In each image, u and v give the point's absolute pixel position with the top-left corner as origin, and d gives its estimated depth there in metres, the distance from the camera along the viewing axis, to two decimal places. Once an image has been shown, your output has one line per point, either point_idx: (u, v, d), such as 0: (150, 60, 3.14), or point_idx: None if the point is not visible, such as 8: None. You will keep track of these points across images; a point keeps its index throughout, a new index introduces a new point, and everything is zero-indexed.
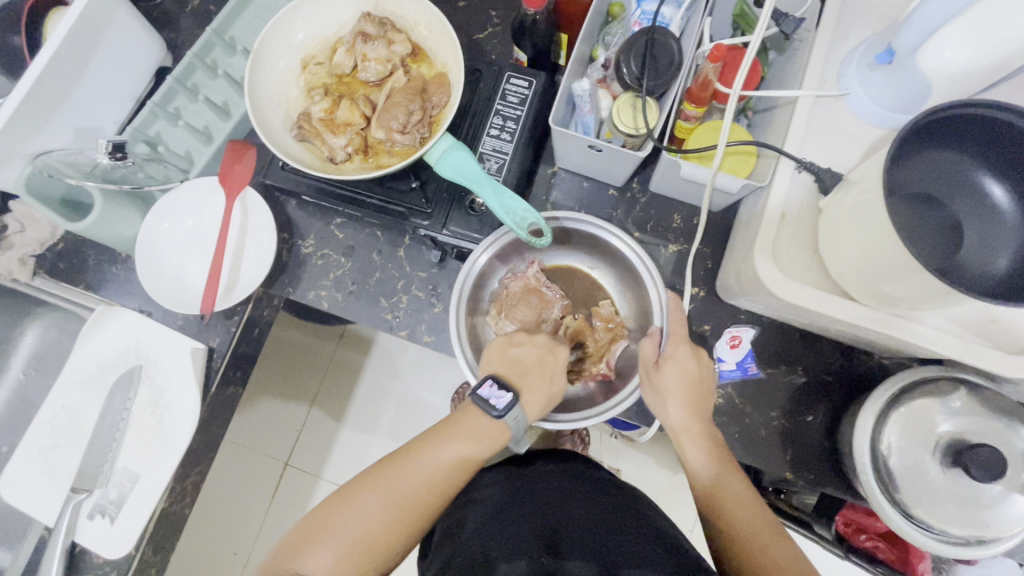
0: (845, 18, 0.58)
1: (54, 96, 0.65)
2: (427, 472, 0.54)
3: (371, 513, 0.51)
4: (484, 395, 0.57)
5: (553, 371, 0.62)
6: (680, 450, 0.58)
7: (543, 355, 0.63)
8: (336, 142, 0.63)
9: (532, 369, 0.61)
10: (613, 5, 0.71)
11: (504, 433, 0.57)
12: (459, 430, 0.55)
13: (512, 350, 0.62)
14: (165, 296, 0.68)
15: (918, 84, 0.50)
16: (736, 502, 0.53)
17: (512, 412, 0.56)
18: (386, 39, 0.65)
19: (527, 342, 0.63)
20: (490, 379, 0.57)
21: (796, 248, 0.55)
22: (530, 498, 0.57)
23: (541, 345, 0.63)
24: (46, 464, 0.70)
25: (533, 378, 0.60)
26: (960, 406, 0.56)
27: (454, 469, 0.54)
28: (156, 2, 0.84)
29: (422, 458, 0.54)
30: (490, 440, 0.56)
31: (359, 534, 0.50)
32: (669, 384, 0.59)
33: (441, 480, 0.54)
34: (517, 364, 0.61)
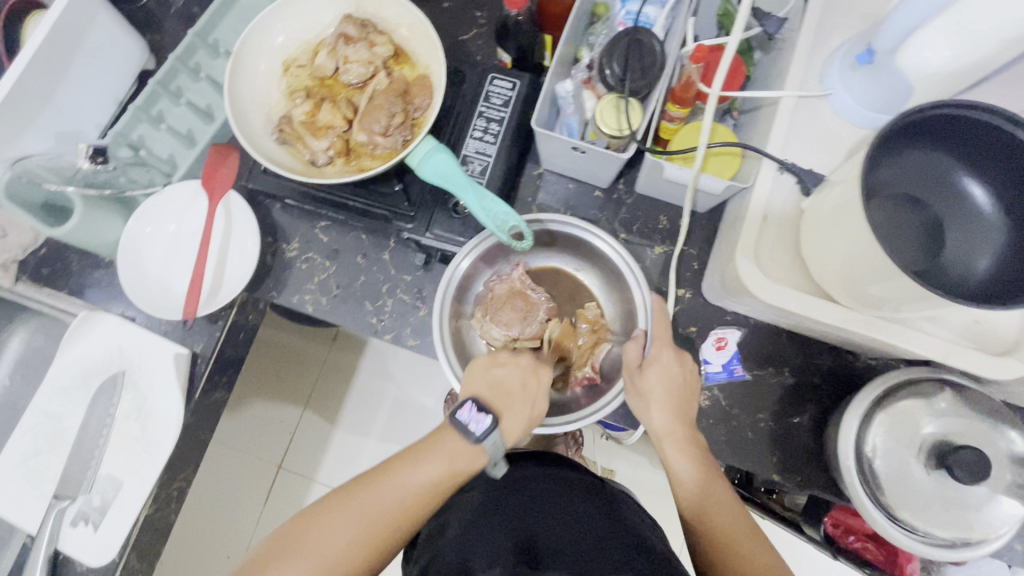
0: (829, 17, 0.57)
1: (33, 100, 0.65)
2: (407, 490, 0.54)
3: (350, 529, 0.50)
4: (465, 418, 0.57)
5: (535, 394, 0.61)
6: (662, 453, 0.58)
7: (525, 377, 0.62)
8: (318, 145, 0.63)
9: (513, 392, 0.60)
10: (598, 6, 0.70)
11: (482, 456, 0.57)
12: (441, 449, 0.56)
13: (495, 371, 0.61)
14: (148, 302, 0.68)
15: (901, 85, 0.49)
16: (715, 506, 0.53)
17: (490, 437, 0.57)
18: (367, 41, 0.64)
19: (510, 363, 0.63)
20: (470, 401, 0.57)
21: (779, 251, 0.55)
22: (511, 505, 0.57)
23: (524, 366, 0.63)
24: (29, 471, 0.69)
25: (514, 403, 0.60)
26: (945, 407, 0.56)
27: (434, 488, 0.54)
28: (139, 4, 0.83)
29: (404, 476, 0.54)
30: (468, 461, 0.56)
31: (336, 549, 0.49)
32: (652, 387, 0.58)
33: (421, 498, 0.54)
34: (499, 388, 0.60)
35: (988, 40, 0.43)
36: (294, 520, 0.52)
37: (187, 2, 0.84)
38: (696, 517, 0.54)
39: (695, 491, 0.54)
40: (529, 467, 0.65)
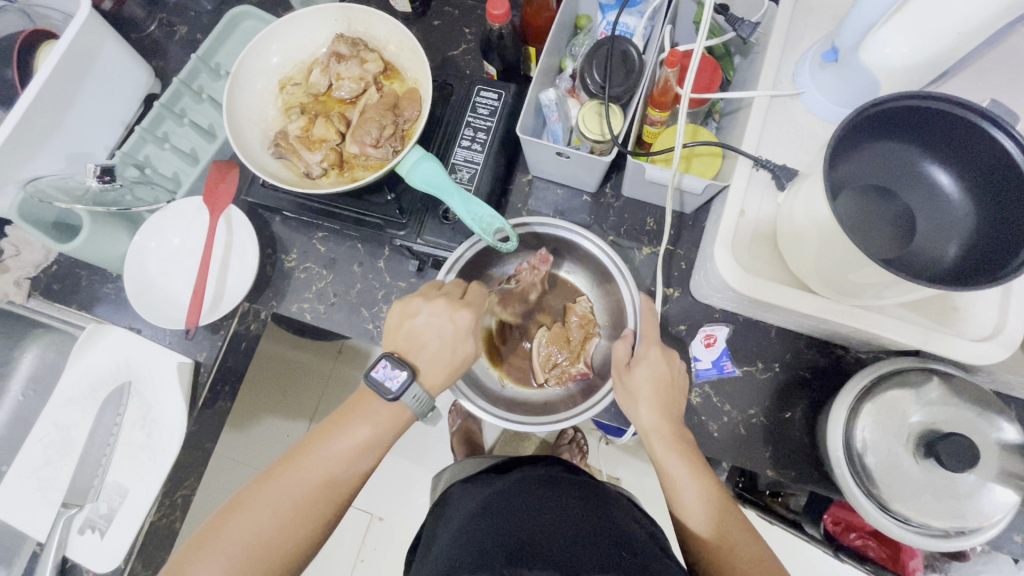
0: (798, 20, 0.59)
1: (45, 124, 0.68)
2: (327, 467, 0.56)
3: (270, 515, 0.52)
4: (379, 377, 0.58)
5: (454, 344, 0.60)
6: (648, 445, 0.59)
7: (443, 329, 0.60)
8: (311, 158, 0.65)
9: (428, 344, 0.60)
10: (579, 18, 0.73)
11: (403, 411, 0.59)
12: (356, 420, 0.57)
13: (411, 324, 0.60)
14: (152, 312, 0.70)
15: (866, 80, 0.51)
16: (697, 495, 0.54)
17: (407, 391, 0.58)
18: (359, 58, 0.68)
19: (427, 311, 0.60)
20: (384, 359, 0.58)
21: (760, 248, 0.56)
22: (505, 508, 0.59)
23: (440, 310, 0.60)
24: (40, 480, 0.71)
25: (432, 357, 0.60)
26: (934, 397, 0.56)
27: (354, 458, 0.56)
28: (146, 33, 0.88)
29: (317, 458, 0.56)
30: (388, 424, 0.58)
31: (259, 536, 0.51)
32: (638, 382, 0.59)
33: (342, 472, 0.56)
34: (413, 340, 0.60)
35: (943, 35, 0.44)
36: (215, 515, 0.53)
37: (191, 28, 0.88)
38: (679, 508, 0.55)
39: (680, 484, 0.55)
40: (520, 472, 0.67)
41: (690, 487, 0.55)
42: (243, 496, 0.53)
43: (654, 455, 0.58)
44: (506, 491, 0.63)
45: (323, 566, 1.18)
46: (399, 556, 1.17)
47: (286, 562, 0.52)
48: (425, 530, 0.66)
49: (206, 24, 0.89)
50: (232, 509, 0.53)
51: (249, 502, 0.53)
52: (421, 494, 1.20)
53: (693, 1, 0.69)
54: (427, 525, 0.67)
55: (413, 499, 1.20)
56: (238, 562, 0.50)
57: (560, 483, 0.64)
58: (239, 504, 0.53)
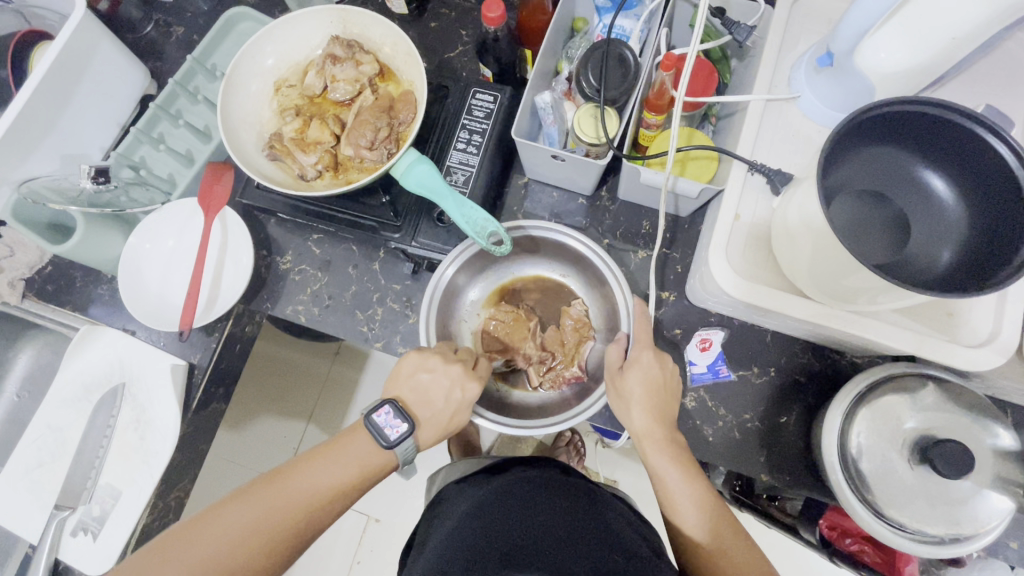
0: (794, 24, 0.59)
1: (39, 125, 0.68)
2: (303, 496, 0.54)
3: (233, 535, 0.50)
4: (380, 422, 0.58)
5: (456, 408, 0.60)
6: (641, 450, 0.59)
7: (450, 389, 0.60)
8: (306, 160, 0.65)
9: (431, 400, 0.60)
10: (577, 20, 0.73)
11: (390, 462, 0.59)
12: (342, 456, 0.57)
13: (419, 376, 0.60)
14: (146, 314, 0.70)
15: (861, 85, 0.51)
16: (690, 500, 0.54)
17: (403, 444, 0.58)
18: (354, 60, 0.68)
19: (437, 370, 0.60)
20: (387, 406, 0.58)
21: (755, 251, 0.56)
22: (496, 509, 0.59)
23: (453, 376, 0.60)
24: (32, 482, 0.71)
25: (433, 414, 0.60)
26: (928, 402, 0.56)
27: (331, 494, 0.55)
28: (142, 34, 0.88)
29: (291, 487, 0.54)
30: (372, 466, 0.57)
31: (215, 559, 0.49)
32: (631, 387, 0.59)
33: (312, 508, 0.54)
34: (418, 392, 0.60)
35: (938, 40, 0.44)
36: (172, 529, 0.50)
37: (187, 29, 0.88)
38: (673, 512, 0.55)
39: (673, 488, 0.55)
40: (513, 473, 0.67)
41: (683, 491, 0.55)
42: (203, 515, 0.51)
43: (647, 460, 0.58)
44: (498, 492, 0.63)
45: (319, 567, 1.18)
46: (395, 557, 1.17)
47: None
48: (418, 531, 0.66)
49: (203, 25, 0.88)
50: (194, 524, 0.50)
51: (215, 518, 0.51)
52: (417, 496, 1.20)
53: (689, 4, 0.68)
54: (419, 526, 0.67)
55: (410, 501, 1.20)
56: None
57: (553, 485, 0.64)
58: (199, 522, 0.51)
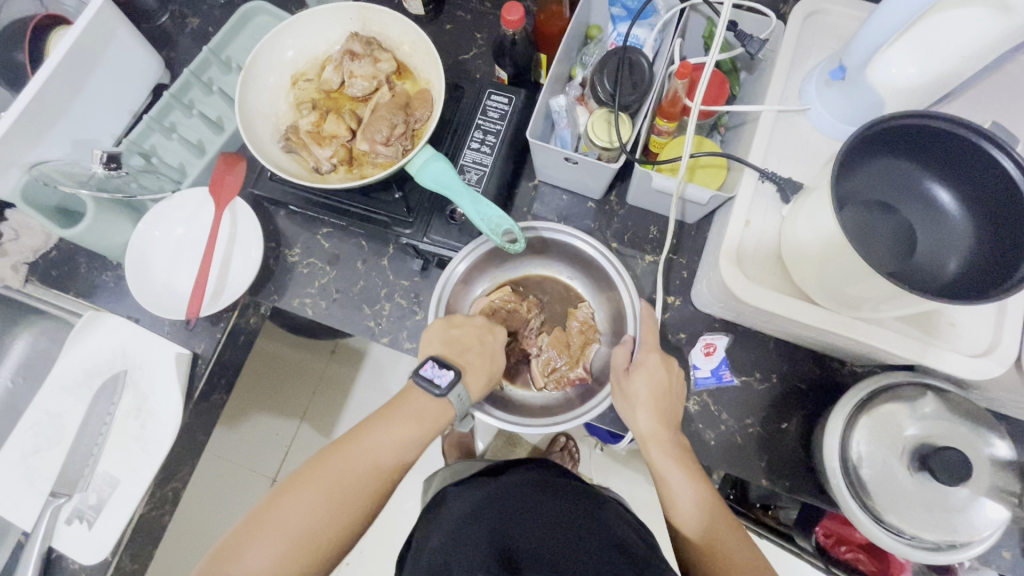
0: (806, 39, 0.61)
1: (53, 108, 0.68)
2: (372, 458, 0.57)
3: (311, 507, 0.53)
4: (427, 375, 0.59)
5: (491, 351, 0.64)
6: (644, 449, 0.59)
7: (482, 335, 0.64)
8: (321, 153, 0.66)
9: (470, 347, 0.62)
10: (591, 28, 0.75)
11: (447, 411, 0.60)
12: (400, 413, 0.59)
13: (453, 330, 0.63)
14: (151, 302, 0.70)
15: (870, 99, 0.52)
16: (692, 502, 0.55)
17: (455, 388, 0.59)
18: (372, 57, 0.68)
19: (466, 323, 0.64)
20: (431, 359, 0.59)
21: (765, 257, 0.56)
22: (498, 510, 0.59)
23: (480, 325, 0.65)
24: (27, 468, 0.70)
25: (474, 360, 0.62)
26: (928, 411, 0.57)
27: (396, 451, 0.58)
28: (157, 23, 0.88)
29: (358, 450, 0.57)
30: (431, 419, 0.59)
31: (306, 524, 0.52)
32: (638, 389, 0.59)
33: (385, 464, 0.57)
34: (455, 344, 0.62)
35: (947, 58, 0.46)
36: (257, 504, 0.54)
37: (202, 21, 0.88)
38: (674, 513, 0.55)
39: (677, 490, 0.56)
40: (515, 474, 0.67)
41: (686, 494, 0.55)
42: (287, 484, 0.54)
43: (651, 460, 0.58)
44: (501, 492, 0.63)
45: None
46: (386, 559, 1.16)
47: (333, 547, 0.53)
48: (417, 531, 0.66)
49: (219, 17, 0.89)
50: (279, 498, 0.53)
51: (295, 490, 0.53)
52: (409, 498, 1.20)
53: (703, 16, 0.70)
54: (419, 526, 0.66)
55: (404, 502, 1.19)
56: (286, 549, 0.51)
57: (554, 486, 0.64)
58: (282, 495, 0.53)
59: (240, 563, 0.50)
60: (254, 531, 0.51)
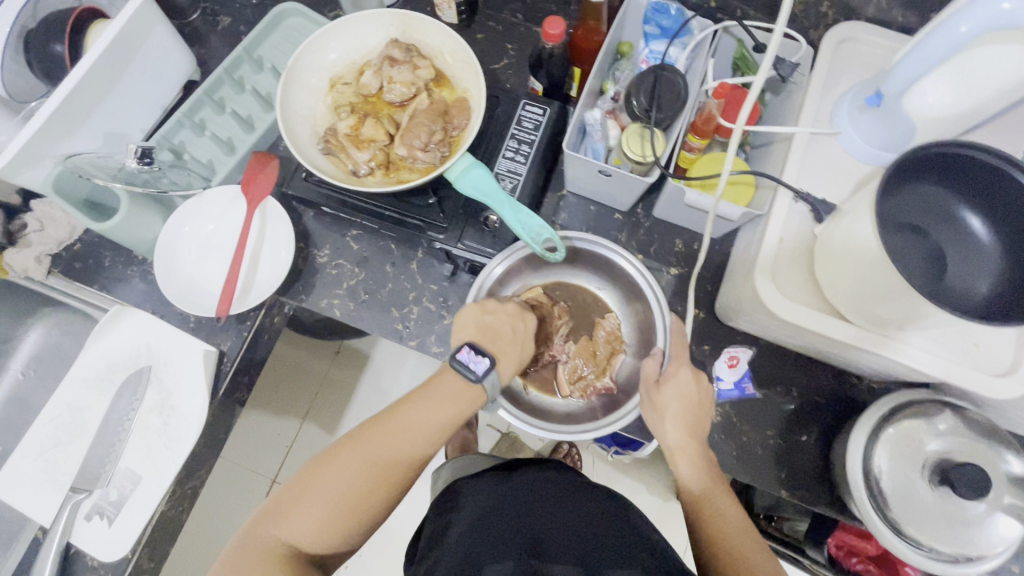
0: (837, 65, 0.63)
1: (89, 101, 0.68)
2: (409, 435, 0.58)
3: (352, 475, 0.55)
4: (464, 360, 0.60)
5: (524, 338, 0.64)
6: (671, 460, 0.60)
7: (514, 322, 0.64)
8: (360, 156, 0.66)
9: (503, 334, 0.63)
10: (623, 44, 0.76)
11: (481, 395, 0.61)
12: (436, 393, 0.60)
13: (487, 317, 0.63)
14: (178, 296, 0.70)
15: (905, 126, 0.55)
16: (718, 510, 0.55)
17: (491, 374, 0.60)
18: (411, 64, 0.69)
19: (499, 310, 0.64)
20: (468, 345, 0.60)
21: (797, 274, 0.58)
22: (515, 505, 0.60)
23: (512, 312, 0.65)
24: (46, 463, 0.69)
25: (507, 347, 0.63)
26: (945, 428, 0.59)
27: (432, 428, 0.58)
28: (188, 20, 0.88)
29: (397, 427, 0.58)
30: (467, 400, 0.60)
31: (347, 492, 0.55)
32: (671, 404, 0.60)
33: (421, 441, 0.58)
34: (489, 330, 0.62)
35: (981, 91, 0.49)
36: (302, 469, 0.57)
37: (232, 19, 0.89)
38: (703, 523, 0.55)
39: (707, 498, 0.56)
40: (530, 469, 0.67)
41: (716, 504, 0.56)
42: (331, 452, 0.57)
43: (677, 470, 0.59)
44: (515, 486, 0.64)
45: None
46: (389, 562, 1.16)
47: (371, 513, 0.56)
48: (427, 523, 0.66)
49: (249, 15, 0.89)
50: (321, 466, 0.56)
51: (339, 458, 0.56)
52: (414, 502, 1.20)
53: (734, 38, 0.72)
54: (430, 521, 0.66)
55: (409, 506, 1.19)
56: (330, 512, 0.54)
57: (567, 483, 0.65)
58: (326, 462, 0.56)
59: (287, 523, 0.53)
60: (299, 494, 0.55)
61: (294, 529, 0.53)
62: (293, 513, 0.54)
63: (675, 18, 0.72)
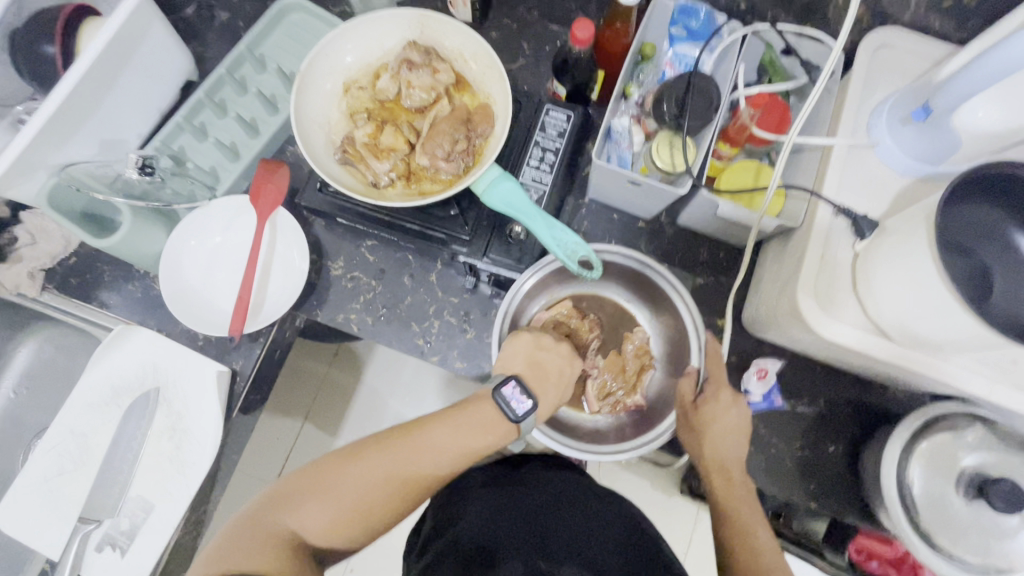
0: (875, 72, 0.62)
1: (84, 107, 0.63)
2: (434, 454, 0.57)
3: (369, 478, 0.55)
4: (506, 395, 0.58)
5: (567, 383, 0.63)
6: (709, 481, 0.59)
7: (563, 365, 0.63)
8: (380, 167, 0.63)
9: (550, 376, 0.62)
10: (646, 46, 0.69)
11: (513, 432, 0.59)
12: (468, 421, 0.58)
13: (539, 353, 0.62)
14: (187, 314, 0.66)
15: (948, 141, 0.53)
16: (751, 526, 0.54)
17: (529, 417, 0.58)
18: (431, 67, 0.65)
19: (553, 349, 0.63)
20: (514, 380, 0.58)
21: (836, 289, 0.57)
22: (521, 505, 0.62)
23: (565, 354, 0.64)
24: (49, 492, 0.66)
25: (550, 392, 0.61)
26: (974, 440, 0.60)
27: (457, 453, 0.57)
28: (181, 14, 0.82)
29: (423, 444, 0.57)
30: (497, 432, 0.58)
31: (360, 493, 0.54)
32: (712, 425, 0.59)
33: (443, 463, 0.57)
34: (538, 369, 0.61)
35: None
36: (319, 463, 0.56)
37: (230, 13, 0.83)
38: (735, 537, 0.54)
39: (742, 517, 0.55)
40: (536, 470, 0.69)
41: (752, 521, 0.55)
42: (351, 449, 0.56)
43: (716, 491, 0.58)
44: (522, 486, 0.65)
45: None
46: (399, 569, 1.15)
47: (377, 520, 0.55)
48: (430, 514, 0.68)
49: (248, 9, 0.84)
50: (339, 461, 0.56)
51: (359, 457, 0.55)
52: None
53: (762, 42, 0.70)
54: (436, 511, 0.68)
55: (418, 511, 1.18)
56: (339, 511, 0.53)
57: (570, 484, 0.67)
58: (345, 459, 0.56)
59: (294, 514, 0.53)
60: (312, 487, 0.54)
61: (301, 523, 0.52)
62: (302, 507, 0.53)
63: (704, 21, 0.69)
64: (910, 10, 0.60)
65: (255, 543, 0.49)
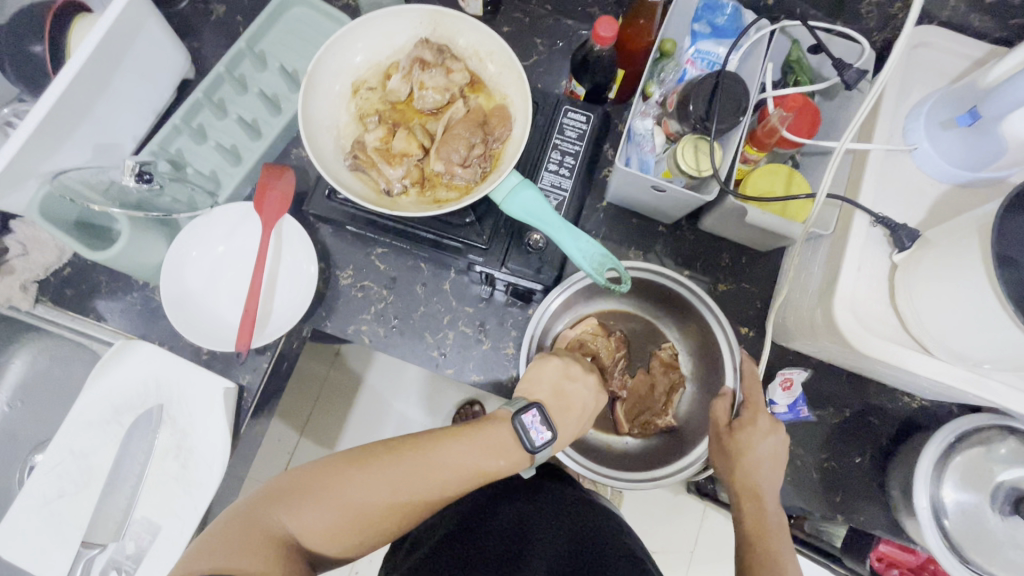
0: (911, 73, 0.59)
1: (76, 110, 0.59)
2: (446, 470, 0.53)
3: (376, 486, 0.51)
4: (527, 424, 0.56)
5: (591, 414, 0.62)
6: (741, 511, 0.56)
7: (589, 397, 0.61)
8: (393, 173, 0.60)
9: (573, 408, 0.59)
10: (666, 42, 0.65)
11: (526, 460, 0.57)
12: (486, 441, 0.55)
13: (565, 383, 0.60)
14: (189, 328, 0.63)
15: (992, 148, 0.51)
16: (784, 557, 0.52)
17: (545, 450, 0.56)
18: (444, 67, 0.62)
19: (581, 377, 0.61)
20: (534, 408, 0.56)
21: (872, 302, 0.55)
22: (496, 512, 0.61)
23: (591, 386, 0.62)
24: (51, 515, 0.63)
25: (572, 421, 0.59)
26: (1007, 453, 0.59)
27: (470, 472, 0.54)
28: (176, 8, 0.78)
29: (436, 458, 0.54)
30: (512, 456, 0.56)
31: (363, 501, 0.50)
32: (745, 451, 0.57)
33: (453, 481, 0.54)
34: (562, 399, 0.59)
35: None
36: (322, 464, 0.52)
37: (227, 7, 0.79)
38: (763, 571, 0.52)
39: (773, 547, 0.53)
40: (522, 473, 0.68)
41: (784, 552, 0.52)
42: (360, 453, 0.53)
43: (746, 519, 0.56)
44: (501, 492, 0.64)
45: None
46: None
47: (375, 532, 0.51)
48: None
49: (246, 2, 0.79)
50: (345, 464, 0.52)
51: (368, 462, 0.52)
52: None
53: (790, 39, 0.67)
54: None
55: None
56: (339, 518, 0.50)
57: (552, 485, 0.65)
58: (352, 462, 0.52)
59: (289, 518, 0.48)
60: (313, 489, 0.50)
61: (300, 525, 0.48)
62: (300, 511, 0.49)
63: (731, 17, 0.66)
64: (948, 6, 0.57)
65: (249, 540, 0.44)
